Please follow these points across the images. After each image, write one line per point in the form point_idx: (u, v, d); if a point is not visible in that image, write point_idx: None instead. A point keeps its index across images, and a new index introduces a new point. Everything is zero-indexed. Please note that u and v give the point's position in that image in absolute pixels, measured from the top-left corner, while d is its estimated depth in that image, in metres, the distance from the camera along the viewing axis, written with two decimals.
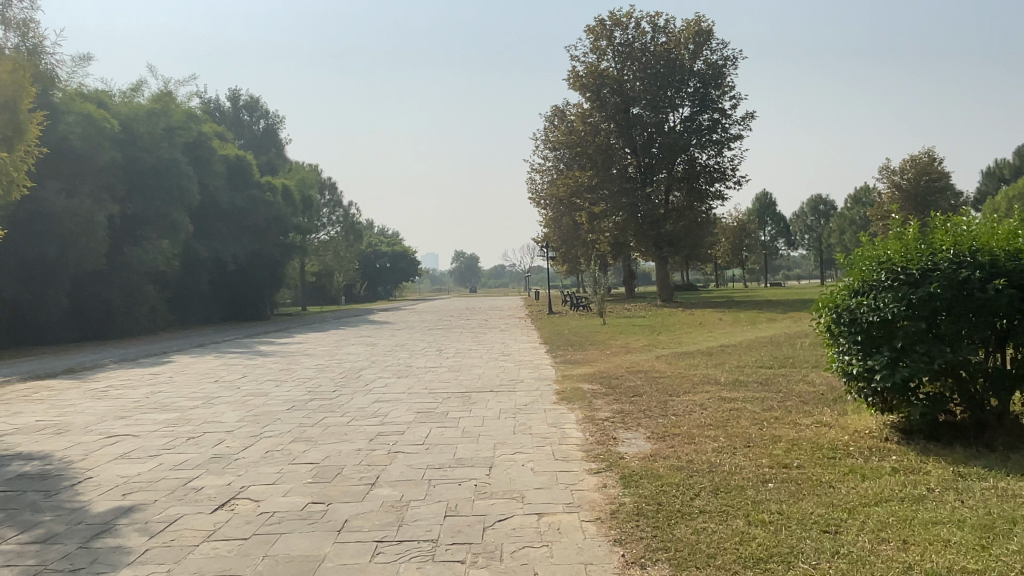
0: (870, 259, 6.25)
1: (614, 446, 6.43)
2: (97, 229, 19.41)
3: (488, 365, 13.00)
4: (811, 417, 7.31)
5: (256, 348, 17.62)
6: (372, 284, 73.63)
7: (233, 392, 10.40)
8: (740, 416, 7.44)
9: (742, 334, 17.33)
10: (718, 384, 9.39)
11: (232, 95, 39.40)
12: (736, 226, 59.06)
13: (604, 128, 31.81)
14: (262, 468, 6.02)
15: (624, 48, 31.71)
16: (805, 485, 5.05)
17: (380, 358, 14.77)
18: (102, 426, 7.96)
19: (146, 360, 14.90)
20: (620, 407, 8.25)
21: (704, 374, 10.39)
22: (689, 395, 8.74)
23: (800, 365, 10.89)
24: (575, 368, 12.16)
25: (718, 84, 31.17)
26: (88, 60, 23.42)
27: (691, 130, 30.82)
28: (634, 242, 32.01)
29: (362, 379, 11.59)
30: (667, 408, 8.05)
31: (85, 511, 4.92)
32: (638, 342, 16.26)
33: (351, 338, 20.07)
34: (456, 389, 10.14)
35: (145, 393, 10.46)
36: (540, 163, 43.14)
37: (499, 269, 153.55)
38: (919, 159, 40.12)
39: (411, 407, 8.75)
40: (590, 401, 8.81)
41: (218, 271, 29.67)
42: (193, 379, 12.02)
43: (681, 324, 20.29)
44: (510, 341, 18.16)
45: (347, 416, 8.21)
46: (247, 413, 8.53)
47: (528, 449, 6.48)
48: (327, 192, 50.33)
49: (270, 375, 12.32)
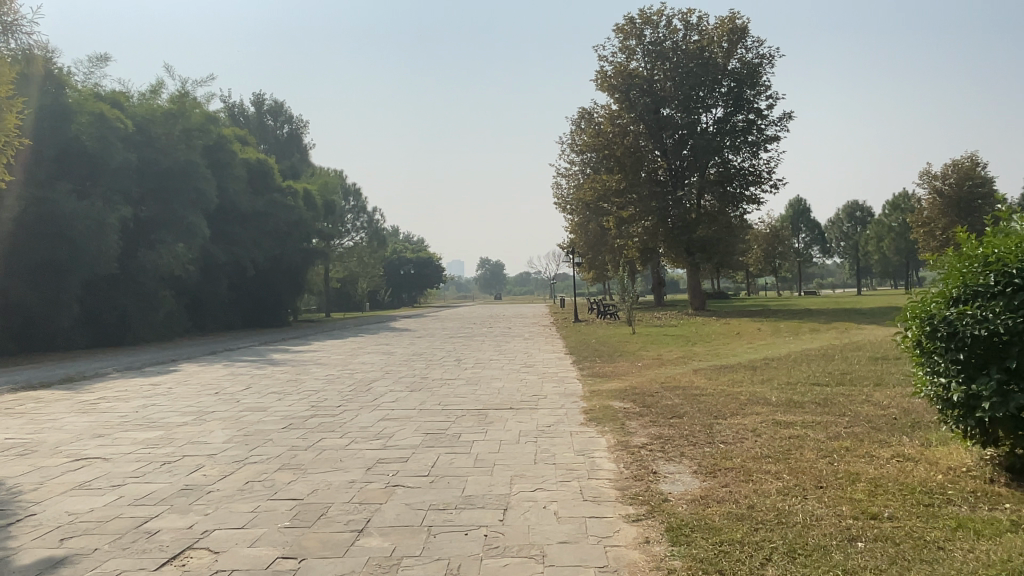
0: (974, 260, 5.07)
1: (655, 483, 5.37)
2: (109, 233, 18.88)
3: (510, 378, 11.94)
4: (889, 448, 6.16)
5: (267, 357, 16.83)
6: (396, 290, 73.23)
7: (230, 406, 9.51)
8: (804, 448, 6.29)
9: (786, 344, 16.09)
10: (769, 405, 8.24)
11: (257, 99, 38.98)
12: (769, 233, 57.50)
13: (632, 130, 30.61)
14: (235, 505, 5.05)
15: (654, 46, 30.55)
16: (907, 548, 3.93)
17: (395, 368, 13.84)
18: (74, 447, 7.09)
19: (151, 369, 14.16)
20: (659, 432, 7.18)
21: (750, 392, 9.20)
22: (737, 418, 7.64)
23: (860, 383, 9.65)
24: (605, 383, 11.08)
25: (753, 83, 29.89)
26: (106, 61, 23.10)
27: (725, 131, 29.60)
28: (664, 248, 30.77)
29: (372, 392, 10.63)
30: (714, 434, 6.96)
31: (5, 565, 4.02)
32: (672, 353, 15.10)
33: (368, 346, 19.20)
34: (473, 406, 9.10)
35: (136, 407, 9.63)
36: (566, 167, 41.95)
37: (525, 276, 152.53)
38: (961, 164, 38.38)
39: (421, 427, 7.75)
40: (623, 423, 7.73)
41: (238, 276, 29.15)
42: (192, 390, 11.20)
43: (717, 334, 19.04)
44: (533, 351, 17.12)
45: (346, 438, 7.22)
46: (239, 432, 7.62)
47: (551, 485, 5.41)
48: (350, 199, 48.89)
49: (275, 387, 11.44)
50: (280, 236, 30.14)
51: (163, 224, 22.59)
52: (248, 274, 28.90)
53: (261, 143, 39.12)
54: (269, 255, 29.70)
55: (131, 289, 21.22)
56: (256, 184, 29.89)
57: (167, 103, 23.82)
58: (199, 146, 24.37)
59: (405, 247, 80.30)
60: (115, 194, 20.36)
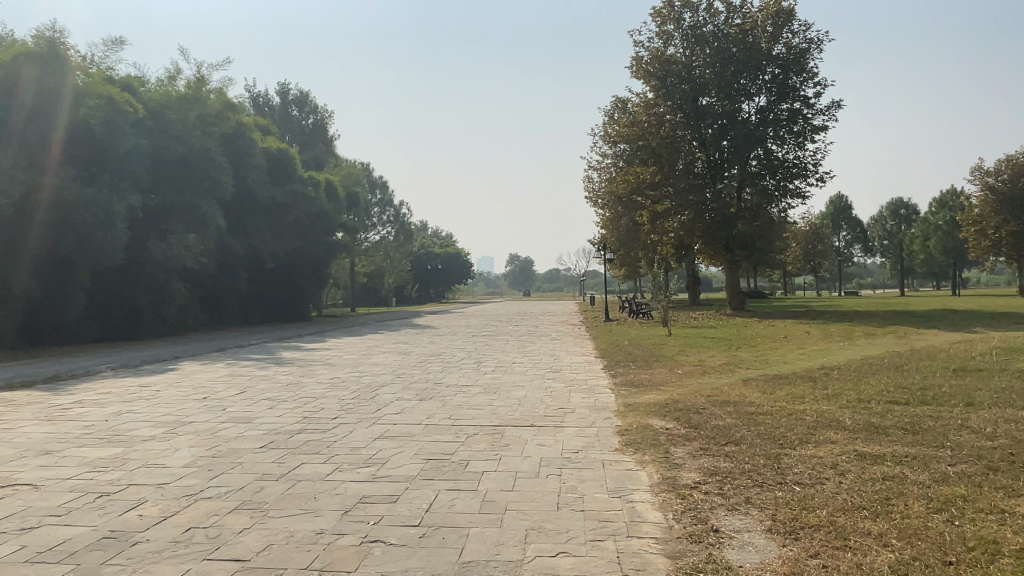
0: None
1: (718, 549, 3.98)
2: (116, 221, 18.03)
3: (533, 387, 10.56)
4: (1022, 501, 4.67)
5: (276, 355, 15.74)
6: (424, 286, 72.24)
7: (214, 416, 8.35)
8: (908, 496, 4.84)
9: (842, 351, 14.40)
10: (845, 432, 6.80)
11: (282, 89, 38.19)
12: (809, 230, 55.31)
13: (668, 120, 29.10)
14: (158, 570, 3.80)
15: (693, 31, 28.94)
16: None
17: (407, 371, 12.61)
18: (10, 468, 5.97)
19: (147, 367, 13.15)
20: (714, 465, 5.78)
21: (818, 413, 7.70)
22: (809, 448, 6.21)
23: (949, 404, 8.03)
24: (641, 395, 9.63)
25: (800, 69, 28.02)
26: (121, 44, 22.32)
27: (768, 121, 27.77)
28: (701, 245, 29.09)
29: (376, 401, 9.36)
30: (785, 471, 5.55)
31: None
32: (715, 359, 13.53)
33: (384, 345, 17.99)
34: (487, 422, 7.77)
35: (109, 414, 8.52)
36: (598, 159, 40.30)
37: (555, 272, 150.44)
38: (1015, 160, 35.90)
39: (422, 450, 6.43)
40: (668, 450, 6.33)
41: (256, 268, 28.30)
42: (179, 394, 10.10)
43: (762, 338, 17.38)
44: (560, 353, 15.74)
45: (330, 464, 5.95)
46: (206, 452, 6.40)
47: (578, 548, 4.05)
48: (377, 191, 47.59)
49: (271, 391, 10.27)
50: (301, 229, 29.16)
51: (175, 214, 21.70)
52: (267, 266, 28.02)
53: (286, 134, 38.41)
54: (289, 247, 28.72)
55: (142, 282, 20.41)
56: (276, 175, 28.93)
57: (183, 87, 22.95)
58: (216, 133, 23.53)
59: (433, 242, 79.26)
60: (124, 181, 19.50)
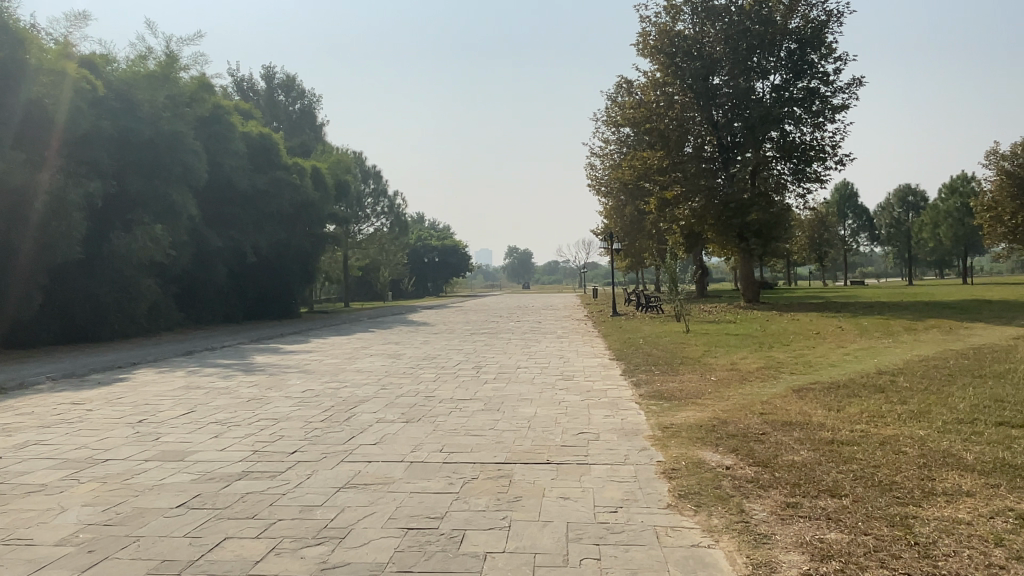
0: None
1: None
2: (72, 211, 16.30)
3: (543, 400, 8.79)
4: None
5: (249, 359, 13.94)
6: (420, 279, 70.29)
7: (141, 449, 6.55)
8: None
9: (890, 351, 12.59)
10: (974, 475, 5.03)
11: (268, 73, 36.29)
12: (816, 219, 53.74)
13: (678, 100, 27.32)
14: None
15: (704, 5, 27.03)
16: None
17: (396, 380, 10.82)
18: None
19: (96, 378, 11.35)
20: (818, 538, 3.99)
21: (919, 444, 5.91)
22: (942, 505, 4.43)
23: None
24: (679, 413, 7.84)
25: (819, 44, 26.15)
26: (84, 18, 20.40)
27: (784, 100, 25.95)
28: (712, 234, 27.31)
29: (351, 423, 7.57)
30: (930, 551, 3.76)
31: None
32: (749, 361, 11.80)
33: (374, 346, 16.19)
34: (490, 459, 5.96)
35: (9, 448, 6.71)
36: (601, 146, 38.44)
37: (554, 264, 148.34)
38: None
39: (401, 511, 4.62)
40: (743, 510, 4.52)
41: (236, 262, 26.40)
42: (113, 414, 8.30)
43: (793, 336, 15.58)
44: (570, 355, 13.99)
45: (266, 539, 4.14)
46: (98, 518, 4.58)
47: None
48: (370, 182, 45.50)
49: (227, 410, 8.46)
50: (286, 220, 27.36)
51: (143, 203, 19.87)
52: (248, 259, 26.17)
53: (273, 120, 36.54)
54: (271, 239, 26.83)
55: (104, 276, 18.59)
56: (258, 161, 27.01)
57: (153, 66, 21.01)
58: (188, 116, 21.70)
59: (430, 235, 77.27)
60: (83, 167, 17.66)
